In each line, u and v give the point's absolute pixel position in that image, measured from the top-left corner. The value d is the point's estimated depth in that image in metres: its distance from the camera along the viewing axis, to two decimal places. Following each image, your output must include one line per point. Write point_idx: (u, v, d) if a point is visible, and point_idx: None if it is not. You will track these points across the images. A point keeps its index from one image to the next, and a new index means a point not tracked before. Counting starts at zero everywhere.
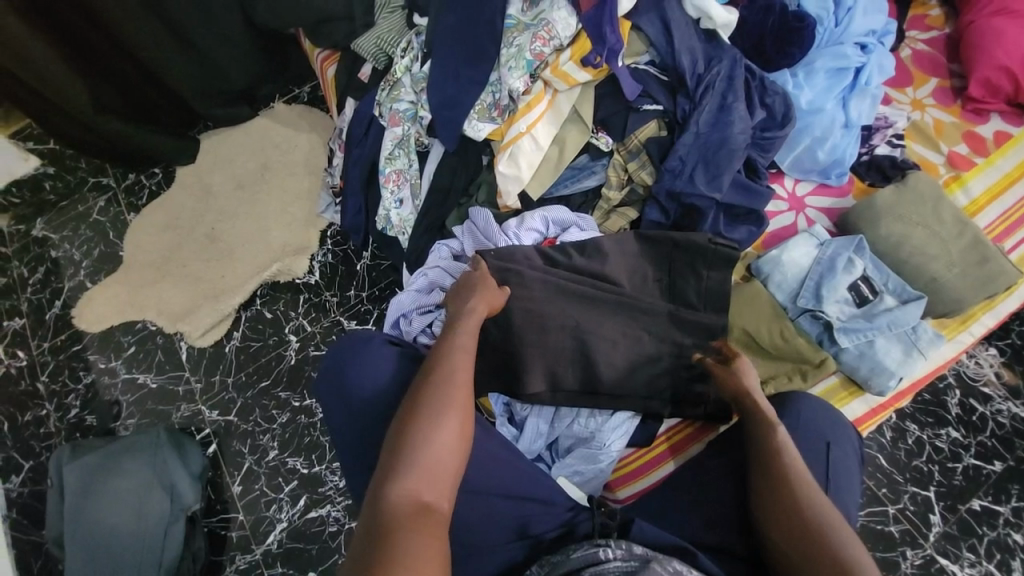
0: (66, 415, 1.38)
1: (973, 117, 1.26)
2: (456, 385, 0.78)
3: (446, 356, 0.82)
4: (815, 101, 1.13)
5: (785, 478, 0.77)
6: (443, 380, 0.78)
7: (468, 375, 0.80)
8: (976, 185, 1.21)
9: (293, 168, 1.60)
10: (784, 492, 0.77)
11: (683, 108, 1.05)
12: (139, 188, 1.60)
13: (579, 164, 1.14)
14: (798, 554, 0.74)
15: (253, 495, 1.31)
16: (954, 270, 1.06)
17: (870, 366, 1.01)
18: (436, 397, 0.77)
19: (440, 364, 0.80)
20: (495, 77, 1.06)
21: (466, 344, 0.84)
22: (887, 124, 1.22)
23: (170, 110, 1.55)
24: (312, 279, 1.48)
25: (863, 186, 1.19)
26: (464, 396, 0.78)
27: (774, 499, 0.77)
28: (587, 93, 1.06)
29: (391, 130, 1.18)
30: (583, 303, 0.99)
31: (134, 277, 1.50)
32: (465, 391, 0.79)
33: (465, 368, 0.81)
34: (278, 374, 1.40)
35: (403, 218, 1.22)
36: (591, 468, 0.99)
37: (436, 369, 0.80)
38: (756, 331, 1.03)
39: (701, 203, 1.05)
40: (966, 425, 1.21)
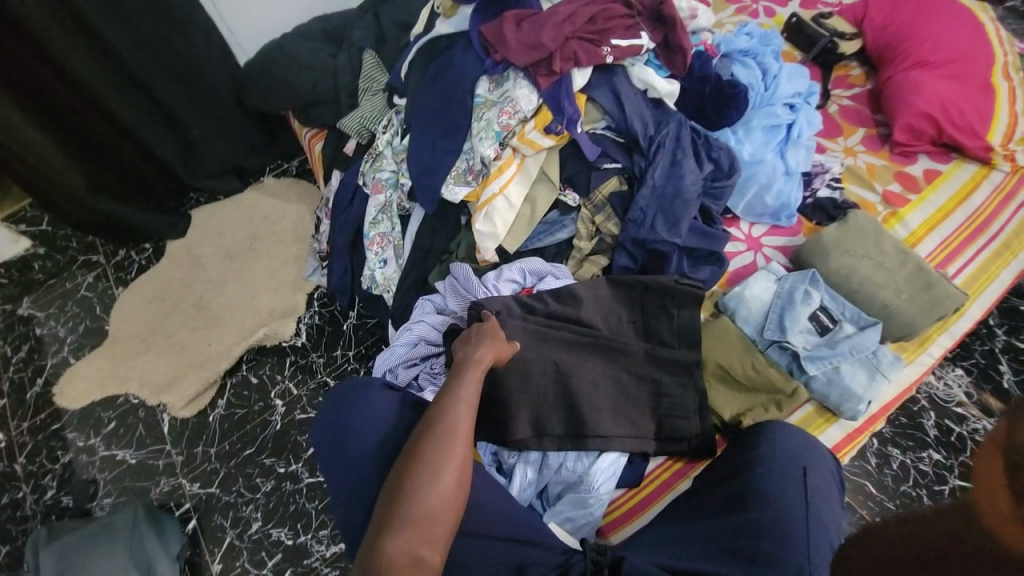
0: (40, 498, 1.33)
1: (901, 159, 1.40)
2: (457, 435, 0.79)
3: (449, 405, 0.83)
4: (756, 153, 1.27)
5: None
6: (445, 431, 0.79)
7: (469, 425, 0.82)
8: (913, 218, 1.32)
9: (281, 236, 1.67)
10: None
11: (639, 164, 1.16)
12: (129, 263, 1.64)
13: (550, 219, 1.23)
14: None
15: (234, 572, 1.24)
16: (902, 295, 1.14)
17: (839, 392, 1.05)
18: (436, 448, 0.78)
19: (444, 413, 0.82)
20: (468, 146, 1.17)
21: (470, 393, 0.85)
22: (824, 170, 1.35)
23: (163, 184, 1.63)
24: (299, 341, 1.51)
25: (811, 225, 1.30)
26: (465, 448, 0.79)
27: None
28: (553, 156, 1.18)
29: (375, 196, 1.28)
30: (562, 347, 1.04)
31: (119, 350, 1.50)
32: (465, 441, 0.80)
33: (467, 420, 0.82)
34: (263, 441, 1.38)
35: (387, 277, 1.28)
36: (583, 514, 0.98)
37: (440, 419, 0.81)
38: (729, 365, 1.08)
39: (664, 248, 1.14)
40: (946, 446, 1.24)
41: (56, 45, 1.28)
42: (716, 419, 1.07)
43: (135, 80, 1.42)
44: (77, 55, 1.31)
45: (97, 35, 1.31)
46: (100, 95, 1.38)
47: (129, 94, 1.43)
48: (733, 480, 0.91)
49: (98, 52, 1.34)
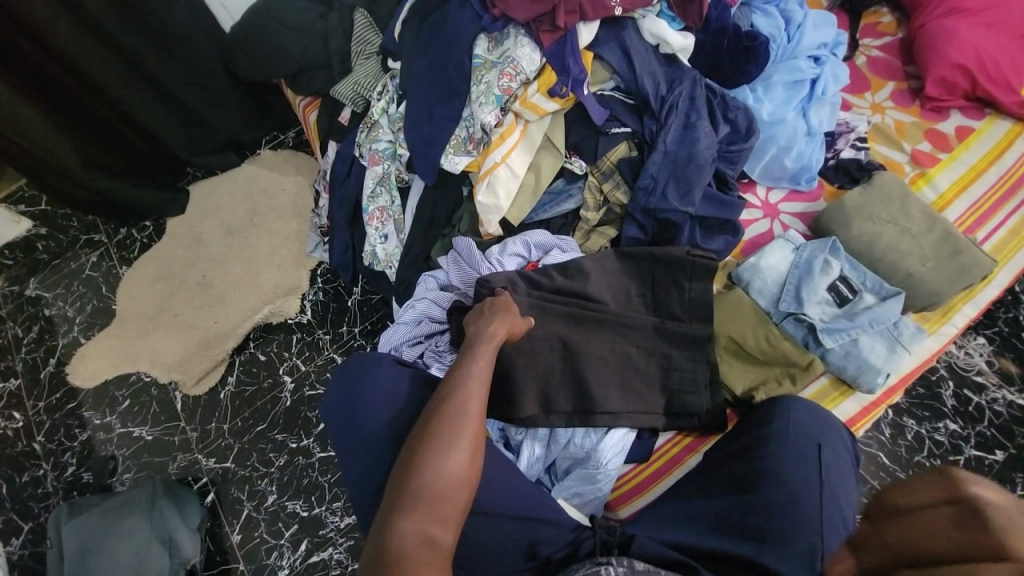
0: (63, 474, 1.37)
1: (933, 115, 1.30)
2: (469, 414, 0.78)
3: (459, 383, 0.81)
4: (776, 112, 1.18)
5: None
6: (457, 410, 0.78)
7: (481, 403, 0.80)
8: (942, 180, 1.24)
9: (281, 211, 1.63)
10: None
11: (650, 128, 1.09)
12: (130, 242, 1.63)
13: (555, 188, 1.17)
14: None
15: (253, 543, 1.28)
16: (928, 263, 1.08)
17: (857, 365, 1.01)
18: (448, 427, 0.76)
19: (455, 391, 0.80)
20: (467, 113, 1.10)
21: (481, 371, 0.83)
22: (849, 129, 1.26)
23: (159, 160, 1.59)
24: (304, 318, 1.50)
25: (833, 189, 1.23)
26: (477, 427, 0.78)
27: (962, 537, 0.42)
28: (557, 122, 1.11)
29: (372, 169, 1.22)
30: (569, 322, 1.00)
31: (126, 329, 1.51)
32: (477, 420, 0.78)
33: (479, 398, 0.80)
34: (274, 417, 1.39)
35: (388, 252, 1.25)
36: (591, 489, 0.97)
37: (452, 398, 0.79)
38: (742, 338, 1.04)
39: (676, 217, 1.08)
40: (963, 416, 1.21)
41: (30, 12, 1.20)
42: (727, 394, 1.04)
43: (116, 48, 1.34)
44: (53, 23, 1.24)
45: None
46: (82, 66, 1.32)
47: (113, 64, 1.36)
48: (746, 457, 0.89)
49: (76, 19, 1.26)
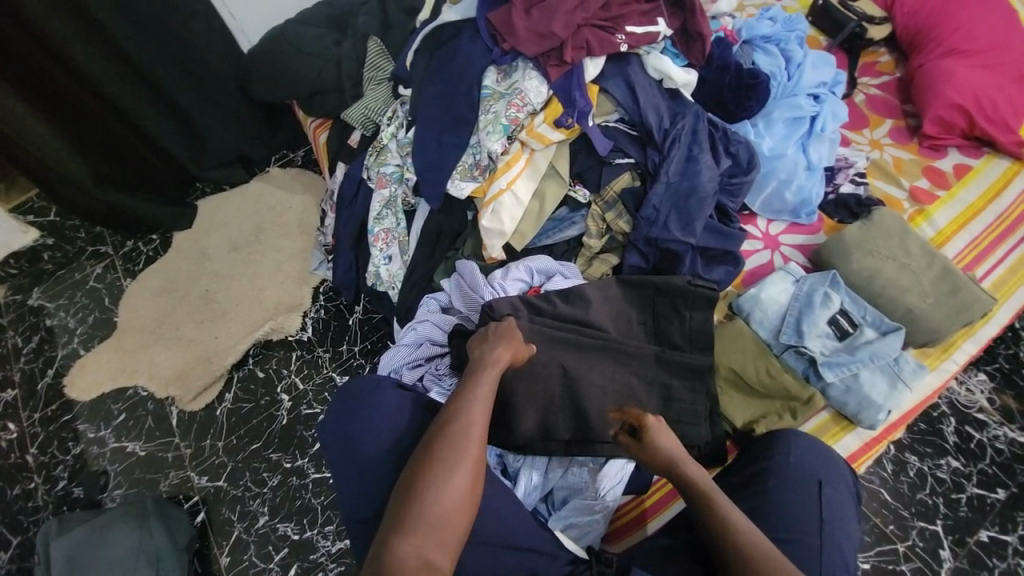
0: (54, 488, 1.35)
1: (930, 152, 1.33)
2: (471, 438, 0.77)
3: (462, 407, 0.80)
4: (776, 147, 1.21)
5: (721, 515, 0.76)
6: (459, 434, 0.77)
7: (483, 427, 0.79)
8: (941, 216, 1.26)
9: (287, 228, 1.65)
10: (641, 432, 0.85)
11: (653, 159, 1.11)
12: (136, 254, 1.64)
13: (559, 215, 1.19)
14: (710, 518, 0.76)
15: (242, 565, 1.25)
16: (927, 299, 1.09)
17: (857, 400, 1.01)
18: (449, 451, 0.76)
19: (458, 414, 0.79)
20: (474, 140, 1.12)
21: (484, 396, 0.82)
22: (848, 164, 1.29)
23: (168, 174, 1.62)
24: (305, 335, 1.50)
25: (832, 223, 1.25)
26: (478, 452, 0.77)
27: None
28: (562, 150, 1.13)
29: (379, 192, 1.24)
30: (570, 349, 1.01)
31: (126, 342, 1.51)
32: (479, 445, 0.78)
33: (481, 422, 0.79)
34: (269, 435, 1.38)
35: (392, 273, 1.26)
36: (588, 520, 0.96)
37: (453, 421, 0.79)
38: (742, 369, 1.04)
39: (678, 247, 1.09)
40: (965, 453, 1.20)
41: (53, 31, 1.25)
42: (728, 426, 1.04)
43: (135, 67, 1.39)
44: (75, 43, 1.28)
45: (95, 21, 1.28)
46: (99, 83, 1.36)
47: (130, 82, 1.40)
48: (744, 492, 0.88)
49: (98, 39, 1.31)
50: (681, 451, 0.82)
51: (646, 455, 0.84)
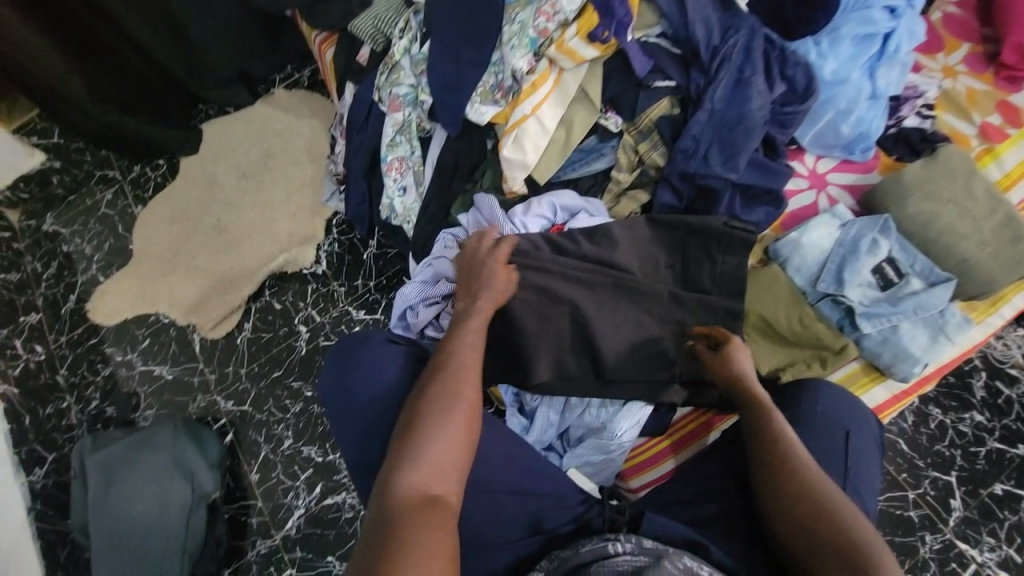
0: (89, 407, 1.42)
1: (1006, 87, 1.16)
2: (464, 378, 0.78)
3: (453, 350, 0.82)
4: (840, 71, 1.06)
5: (776, 430, 0.80)
6: (452, 375, 0.78)
7: (475, 368, 0.80)
8: (1012, 157, 1.13)
9: (296, 156, 1.57)
10: (722, 347, 0.90)
11: (697, 83, 0.99)
12: (145, 180, 1.59)
13: (587, 146, 1.09)
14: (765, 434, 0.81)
15: (270, 482, 1.33)
16: (985, 249, 1.00)
17: (892, 352, 0.97)
18: (444, 390, 0.77)
19: (448, 357, 0.81)
20: (497, 57, 1.02)
21: (473, 340, 0.83)
22: (917, 94, 1.14)
23: (171, 95, 1.51)
24: (319, 269, 1.48)
25: (890, 161, 1.13)
26: (473, 390, 0.78)
27: (803, 546, 0.73)
28: (595, 70, 1.02)
29: (392, 116, 1.15)
30: (593, 293, 0.96)
31: (144, 270, 1.50)
32: (473, 384, 0.78)
33: (472, 363, 0.81)
34: (289, 365, 1.41)
35: (406, 206, 1.19)
36: (602, 458, 0.98)
37: (445, 364, 0.80)
38: (773, 318, 0.99)
39: (716, 184, 1.00)
40: (992, 408, 1.17)
41: None
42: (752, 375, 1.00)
43: None
44: None
45: None
46: None
47: None
48: None
49: None
50: (753, 373, 0.87)
51: (720, 368, 0.89)
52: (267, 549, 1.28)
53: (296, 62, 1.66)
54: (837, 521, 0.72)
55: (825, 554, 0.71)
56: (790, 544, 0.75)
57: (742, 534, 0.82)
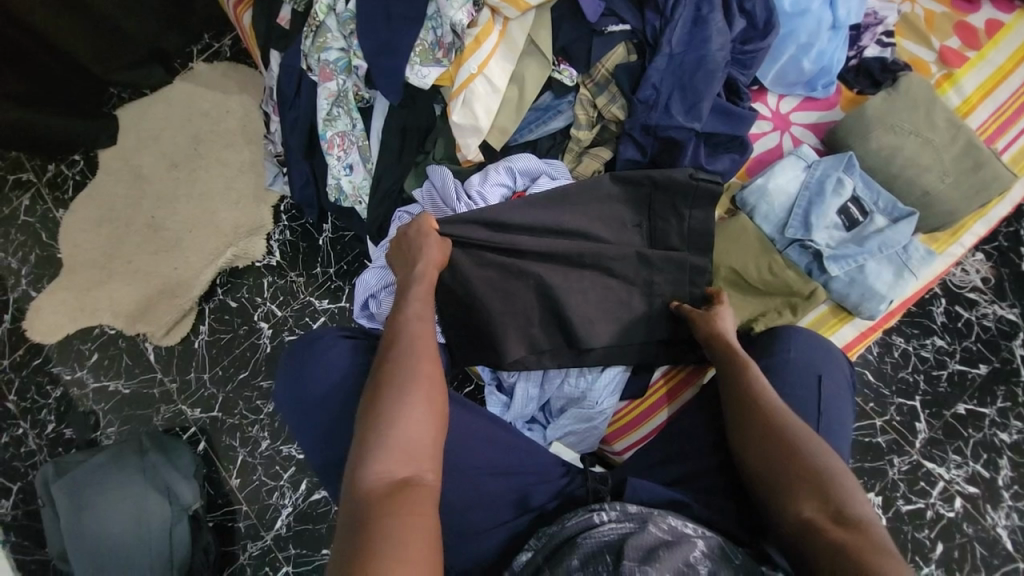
0: (45, 431, 1.33)
1: (963, 5, 1.13)
2: (418, 353, 0.75)
3: (402, 327, 0.78)
4: (800, 1, 1.00)
5: (748, 376, 0.82)
6: (405, 352, 0.75)
7: (429, 342, 0.77)
8: (969, 82, 1.11)
9: (229, 138, 1.43)
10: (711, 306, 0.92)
11: (652, 25, 0.92)
12: (62, 180, 1.43)
13: (542, 104, 1.02)
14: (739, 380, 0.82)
15: (253, 485, 1.29)
16: (946, 179, 1.00)
17: (860, 292, 0.97)
18: (400, 369, 0.73)
19: (398, 334, 0.77)
20: (433, 10, 0.92)
21: (421, 312, 0.81)
22: (877, 21, 1.09)
23: (73, 79, 1.33)
24: (273, 260, 1.38)
25: (851, 95, 1.09)
26: (431, 365, 0.75)
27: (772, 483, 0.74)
28: (542, 18, 0.93)
29: (324, 86, 1.04)
30: (560, 263, 0.93)
31: (79, 280, 1.38)
32: (429, 359, 0.75)
33: (426, 337, 0.78)
34: (256, 364, 1.34)
35: (356, 185, 1.09)
36: (586, 426, 0.98)
37: (397, 342, 0.77)
38: (744, 268, 0.98)
39: (680, 135, 0.95)
40: (951, 332, 1.22)
41: None
42: None
43: None
44: None
45: None
46: None
47: None
48: None
49: None
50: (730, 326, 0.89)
51: (700, 328, 0.90)
52: (259, 551, 1.27)
53: (213, 30, 1.47)
54: (801, 455, 0.73)
55: (791, 487, 0.72)
56: (756, 485, 0.76)
57: (718, 488, 0.83)
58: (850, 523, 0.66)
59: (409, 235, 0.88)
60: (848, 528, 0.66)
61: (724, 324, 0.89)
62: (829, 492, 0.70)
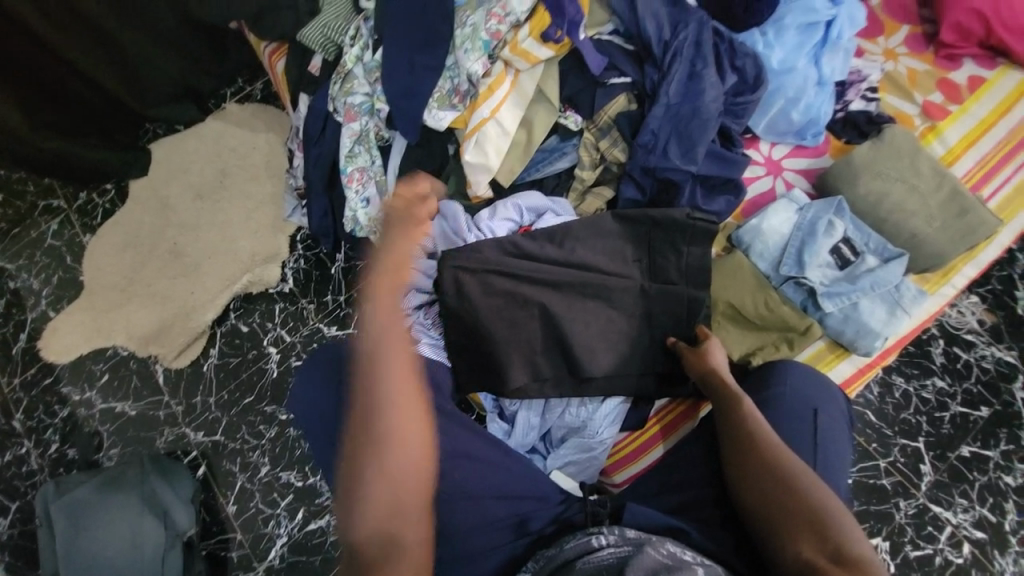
0: (48, 451, 1.33)
1: (946, 63, 1.22)
2: (391, 397, 0.68)
3: (371, 362, 0.69)
4: (787, 59, 1.09)
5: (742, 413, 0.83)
6: (376, 395, 0.68)
7: (405, 379, 0.69)
8: (952, 133, 1.19)
9: (253, 172, 1.52)
10: (699, 343, 0.95)
11: (652, 78, 1.01)
12: (92, 208, 1.51)
13: (548, 146, 1.09)
14: (731, 419, 0.83)
15: (249, 512, 1.28)
16: (933, 223, 1.05)
17: (855, 328, 1.00)
18: (375, 415, 0.67)
19: (369, 369, 0.69)
20: (451, 61, 1.01)
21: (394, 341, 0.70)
22: (861, 78, 1.19)
23: (112, 114, 1.43)
24: (286, 287, 1.43)
25: (840, 144, 1.17)
26: (407, 409, 0.68)
27: (771, 522, 0.75)
28: (551, 69, 1.01)
29: (348, 126, 1.12)
30: (563, 294, 0.97)
31: (98, 302, 1.43)
32: (405, 401, 0.68)
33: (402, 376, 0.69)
34: (261, 389, 1.36)
35: (371, 218, 1.15)
36: (586, 457, 0.98)
37: (368, 379, 0.68)
38: (741, 303, 1.01)
39: (677, 176, 1.01)
40: (952, 373, 1.23)
41: None
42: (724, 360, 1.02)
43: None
44: None
45: None
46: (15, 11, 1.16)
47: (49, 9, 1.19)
48: None
49: None
50: (722, 362, 0.92)
51: (696, 362, 0.93)
52: None
53: (246, 75, 1.59)
54: (797, 492, 0.75)
55: (790, 526, 0.73)
56: (756, 521, 0.77)
57: (717, 521, 0.83)
58: (850, 565, 0.67)
59: (386, 245, 0.79)
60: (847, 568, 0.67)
61: (717, 361, 0.92)
62: (826, 530, 0.71)
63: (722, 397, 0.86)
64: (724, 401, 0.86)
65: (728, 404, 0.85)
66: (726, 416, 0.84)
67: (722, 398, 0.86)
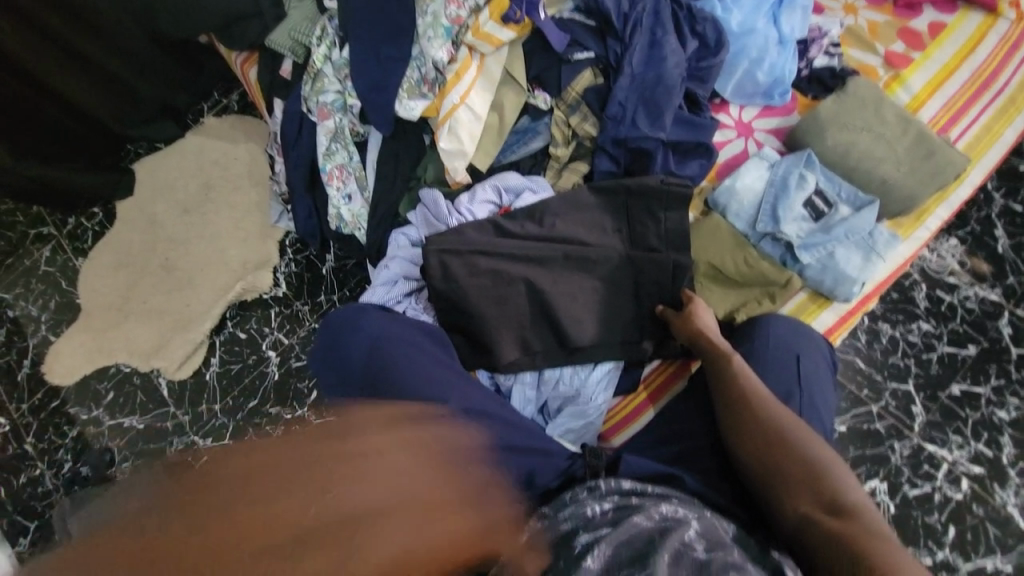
0: (61, 471, 1.35)
1: (905, 12, 1.24)
2: None
3: None
4: (746, 22, 1.11)
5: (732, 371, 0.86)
6: None
7: None
8: (916, 80, 1.21)
9: (237, 182, 1.54)
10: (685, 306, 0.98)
11: (614, 51, 1.03)
12: (82, 231, 1.53)
13: (521, 127, 1.11)
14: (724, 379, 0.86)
15: None
16: (902, 168, 1.07)
17: (833, 277, 1.03)
18: None
19: None
20: (416, 51, 1.03)
21: None
22: (821, 35, 1.20)
23: (93, 138, 1.45)
24: (279, 291, 1.45)
25: (806, 101, 1.19)
26: None
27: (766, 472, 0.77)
28: (515, 51, 1.04)
29: (323, 124, 1.14)
30: (547, 268, 0.99)
31: (96, 322, 1.45)
32: None
33: None
34: (264, 392, 1.38)
35: (355, 213, 1.17)
36: (582, 424, 1.00)
37: None
38: (720, 263, 1.03)
39: (648, 145, 1.03)
40: (936, 316, 1.25)
41: None
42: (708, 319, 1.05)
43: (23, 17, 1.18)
44: None
45: None
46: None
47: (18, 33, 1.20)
48: None
49: None
50: (711, 323, 0.95)
51: (684, 323, 0.96)
52: None
53: (221, 88, 1.62)
54: (789, 443, 0.77)
55: (784, 476, 0.75)
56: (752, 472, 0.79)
57: (714, 471, 0.86)
58: (844, 513, 0.69)
59: None
60: (843, 517, 0.68)
61: (707, 323, 0.95)
62: (820, 481, 0.72)
63: (714, 358, 0.89)
64: (716, 361, 0.89)
65: (720, 363, 0.88)
66: (718, 375, 0.87)
67: (713, 358, 0.90)
